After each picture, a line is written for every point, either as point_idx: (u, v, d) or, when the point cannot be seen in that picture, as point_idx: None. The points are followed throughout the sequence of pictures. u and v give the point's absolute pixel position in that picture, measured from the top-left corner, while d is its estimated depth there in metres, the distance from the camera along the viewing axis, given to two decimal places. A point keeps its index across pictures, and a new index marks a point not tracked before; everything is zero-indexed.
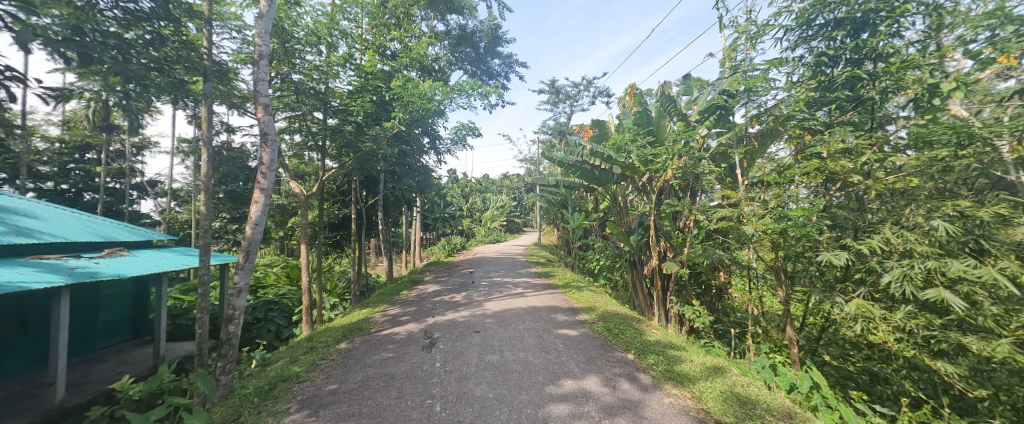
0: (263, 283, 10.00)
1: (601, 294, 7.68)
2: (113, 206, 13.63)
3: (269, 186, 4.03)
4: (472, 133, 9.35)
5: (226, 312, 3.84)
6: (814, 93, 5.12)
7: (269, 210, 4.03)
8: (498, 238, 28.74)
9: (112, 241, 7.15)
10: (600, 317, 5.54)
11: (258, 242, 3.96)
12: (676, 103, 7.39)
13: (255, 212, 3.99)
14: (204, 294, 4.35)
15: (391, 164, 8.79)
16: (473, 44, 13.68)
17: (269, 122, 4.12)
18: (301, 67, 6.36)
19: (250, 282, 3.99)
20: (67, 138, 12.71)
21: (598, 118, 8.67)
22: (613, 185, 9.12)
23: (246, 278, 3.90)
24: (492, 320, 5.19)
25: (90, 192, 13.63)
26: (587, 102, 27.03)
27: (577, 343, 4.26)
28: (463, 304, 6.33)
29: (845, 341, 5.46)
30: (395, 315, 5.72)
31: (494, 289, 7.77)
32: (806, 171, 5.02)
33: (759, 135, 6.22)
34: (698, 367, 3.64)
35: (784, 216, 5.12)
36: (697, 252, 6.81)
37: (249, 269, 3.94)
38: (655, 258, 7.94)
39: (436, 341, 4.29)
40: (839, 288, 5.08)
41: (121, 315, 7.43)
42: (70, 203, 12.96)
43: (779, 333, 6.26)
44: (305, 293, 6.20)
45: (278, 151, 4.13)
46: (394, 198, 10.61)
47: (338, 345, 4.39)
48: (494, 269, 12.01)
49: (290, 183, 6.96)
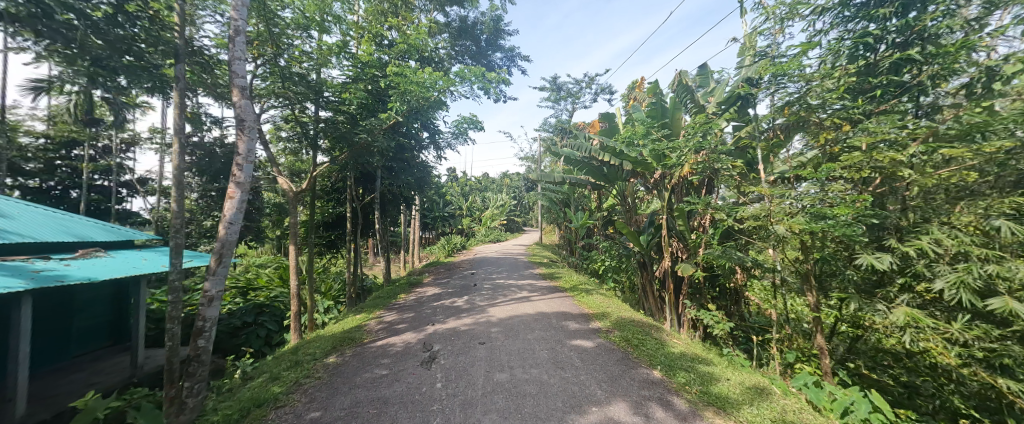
0: (254, 285, 9.51)
1: (611, 297, 7.24)
2: (100, 205, 13.13)
3: (246, 179, 3.55)
4: (473, 126, 8.86)
5: (197, 323, 3.36)
6: (854, 78, 4.66)
7: (246, 207, 3.54)
8: (499, 237, 28.28)
9: (88, 241, 6.65)
10: (615, 325, 5.08)
11: (233, 243, 3.48)
12: (692, 93, 6.90)
13: (230, 208, 3.50)
14: (176, 301, 3.85)
15: (387, 159, 8.30)
16: (474, 36, 13.21)
17: (247, 108, 3.62)
18: (289, 52, 5.93)
19: (224, 289, 3.50)
20: (52, 134, 12.12)
21: (607, 109, 8.13)
22: (623, 183, 8.66)
23: (220, 285, 3.43)
24: (498, 328, 4.71)
25: (76, 190, 13.12)
26: (587, 100, 26.59)
27: (595, 357, 3.79)
28: (466, 309, 5.86)
29: (880, 351, 5.01)
30: (391, 323, 5.23)
31: (497, 292, 7.32)
32: (846, 166, 4.53)
33: (783, 128, 5.71)
34: (737, 388, 3.18)
35: (821, 216, 4.61)
36: (716, 253, 6.34)
37: (223, 274, 3.45)
38: (668, 260, 7.48)
39: (436, 355, 3.82)
40: (879, 294, 4.62)
41: (99, 320, 6.93)
42: (56, 201, 12.48)
43: (804, 341, 5.79)
44: (295, 298, 5.71)
45: (257, 139, 3.65)
46: (392, 196, 10.12)
47: (327, 359, 3.92)
48: (496, 270, 11.51)
49: (277, 177, 6.37)
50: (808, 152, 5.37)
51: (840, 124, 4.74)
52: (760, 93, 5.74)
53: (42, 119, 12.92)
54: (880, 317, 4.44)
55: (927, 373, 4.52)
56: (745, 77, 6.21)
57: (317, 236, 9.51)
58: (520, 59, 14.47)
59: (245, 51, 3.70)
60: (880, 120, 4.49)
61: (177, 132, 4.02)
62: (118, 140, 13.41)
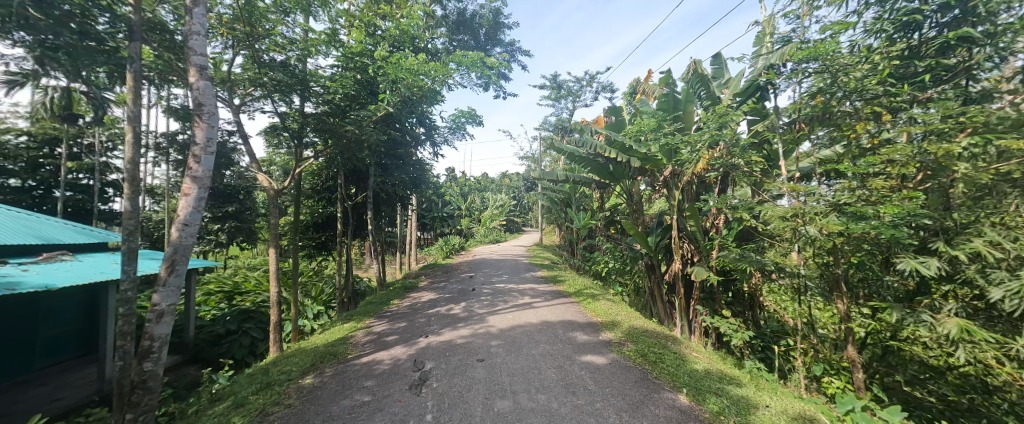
0: (241, 289, 9.02)
1: (619, 303, 6.78)
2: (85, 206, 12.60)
3: (205, 172, 3.10)
4: (472, 120, 8.39)
5: (143, 344, 2.93)
6: (896, 62, 4.17)
7: (203, 206, 3.10)
8: (500, 237, 27.78)
9: (53, 244, 6.13)
10: (627, 336, 4.60)
11: (189, 249, 3.04)
12: (707, 84, 6.39)
13: (185, 207, 3.06)
14: (128, 315, 3.37)
15: (379, 155, 7.81)
16: (472, 29, 12.69)
17: (207, 90, 3.16)
18: (269, 37, 5.41)
19: (176, 303, 3.07)
20: (33, 131, 11.52)
21: (614, 101, 7.62)
22: (629, 181, 8.19)
23: (172, 298, 3.00)
24: (498, 341, 4.22)
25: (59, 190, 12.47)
26: (590, 98, 26.11)
27: (610, 379, 3.31)
28: (464, 318, 5.37)
29: (919, 364, 4.55)
30: (380, 335, 4.74)
31: (497, 297, 6.84)
32: (889, 161, 4.04)
33: (806, 120, 5.22)
34: (780, 418, 2.71)
35: (861, 216, 4.13)
36: (734, 257, 5.88)
37: (176, 286, 3.02)
38: (679, 262, 7.04)
39: (428, 376, 3.33)
40: (922, 304, 4.16)
41: (68, 329, 6.46)
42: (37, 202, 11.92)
43: (831, 352, 5.32)
44: (276, 307, 5.23)
45: (218, 126, 3.21)
46: (387, 195, 9.61)
47: (303, 380, 3.44)
48: (497, 272, 11.07)
49: (258, 174, 5.83)
50: (838, 145, 4.89)
51: (880, 114, 4.25)
52: (785, 81, 5.26)
53: (24, 116, 12.37)
54: (926, 329, 3.97)
55: (974, 390, 4.07)
56: (767, 65, 5.70)
57: (306, 237, 9.00)
58: (521, 54, 13.93)
59: (206, 25, 3.24)
60: (926, 108, 4.01)
61: (132, 118, 3.44)
62: (104, 138, 12.85)
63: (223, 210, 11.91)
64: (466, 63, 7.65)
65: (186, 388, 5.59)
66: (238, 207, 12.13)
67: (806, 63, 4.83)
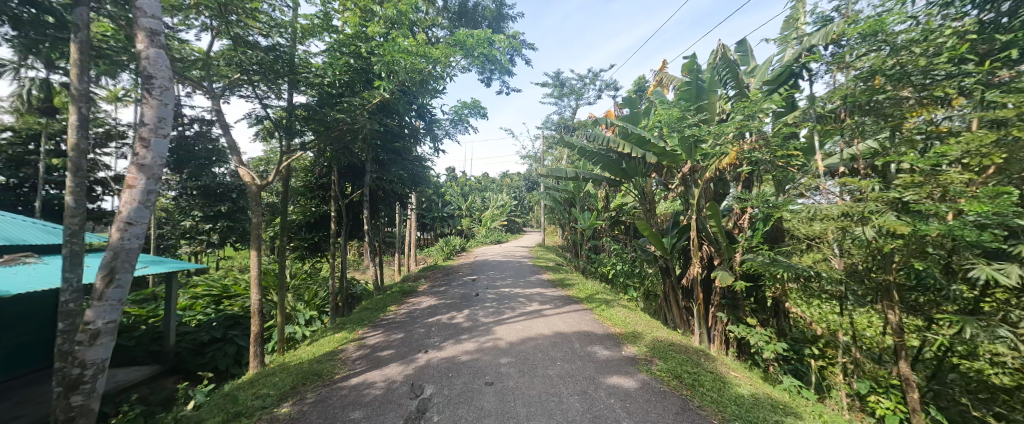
0: (230, 293, 8.51)
1: (635, 309, 6.25)
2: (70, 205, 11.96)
3: (153, 160, 2.86)
4: (476, 112, 7.87)
5: (73, 371, 2.65)
6: (976, 37, 3.65)
7: (150, 200, 2.86)
8: (500, 238, 27.17)
9: (18, 246, 5.57)
10: (653, 351, 4.08)
11: (134, 251, 2.81)
12: (735, 68, 5.80)
13: (129, 201, 2.79)
14: (71, 331, 2.86)
15: (376, 149, 7.28)
16: (475, 21, 12.13)
17: (159, 60, 2.90)
18: (247, 9, 4.81)
19: (117, 320, 2.80)
20: (15, 126, 10.30)
21: (630, 91, 7.07)
22: (644, 179, 7.66)
23: (111, 314, 2.75)
24: (508, 359, 3.68)
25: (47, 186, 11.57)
26: (592, 96, 25.60)
27: (646, 410, 2.78)
28: (467, 328, 4.83)
29: (980, 382, 4.11)
30: (373, 349, 4.20)
31: (502, 303, 6.32)
32: (965, 151, 3.51)
33: (852, 108, 4.70)
34: None
35: (931, 217, 3.62)
36: (766, 262, 5.36)
37: (116, 300, 2.76)
38: (698, 266, 6.52)
39: (429, 407, 2.79)
40: (996, 317, 3.69)
41: (38, 337, 5.93)
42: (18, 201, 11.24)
43: (875, 367, 4.82)
44: (258, 316, 4.72)
45: (169, 102, 2.94)
46: (384, 193, 9.06)
47: (278, 410, 2.90)
48: (500, 275, 10.49)
49: (239, 168, 5.29)
50: (879, 136, 4.40)
51: (951, 96, 3.74)
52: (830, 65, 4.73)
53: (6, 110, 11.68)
54: (1006, 346, 3.48)
55: None
56: (806, 46, 5.16)
57: (298, 238, 8.44)
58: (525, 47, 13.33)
59: None
60: (1007, 89, 3.47)
61: (75, 96, 2.88)
62: None
63: (215, 209, 11.27)
64: (471, 45, 7.07)
65: (159, 406, 5.04)
66: (230, 206, 11.51)
67: (857, 42, 4.29)
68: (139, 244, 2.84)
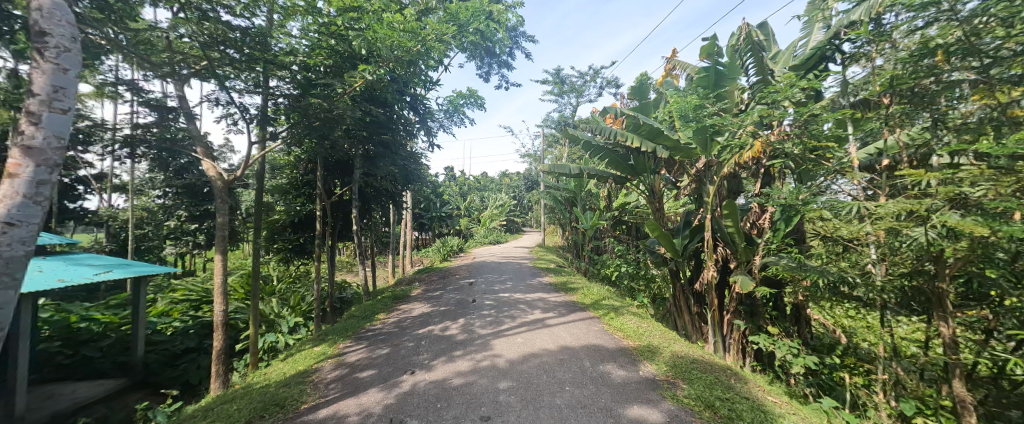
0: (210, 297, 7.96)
1: (646, 317, 5.72)
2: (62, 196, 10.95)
3: (46, 140, 2.38)
4: (473, 101, 7.32)
5: None
6: None
7: (42, 192, 2.35)
8: (500, 238, 26.45)
9: None
10: (676, 371, 3.53)
11: (20, 258, 2.28)
12: (760, 49, 5.23)
13: (9, 196, 2.25)
14: None
15: (362, 141, 6.69)
16: None
17: (56, 12, 2.48)
18: None
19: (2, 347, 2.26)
20: None
21: (641, 79, 6.61)
22: (653, 175, 7.12)
23: None
24: (508, 383, 3.14)
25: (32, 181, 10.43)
26: (594, 94, 24.99)
27: None
28: (461, 342, 4.29)
29: None
30: (352, 368, 3.65)
31: (500, 311, 5.78)
32: None
33: (899, 92, 4.18)
34: None
35: (1003, 216, 3.09)
36: (792, 267, 4.84)
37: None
38: (714, 269, 5.97)
39: None
40: None
41: None
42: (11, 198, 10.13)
43: (922, 385, 4.26)
44: (219, 330, 4.36)
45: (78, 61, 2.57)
46: (375, 191, 8.49)
47: None
48: (499, 278, 9.92)
49: (203, 161, 4.77)
50: (921, 125, 4.03)
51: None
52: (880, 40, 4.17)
53: None
54: None
55: None
56: (846, 23, 4.63)
57: (282, 238, 7.91)
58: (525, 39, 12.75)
59: None
60: None
61: None
62: None
63: (201, 208, 10.71)
64: (465, 17, 6.43)
65: None
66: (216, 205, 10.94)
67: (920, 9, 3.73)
68: (25, 250, 2.31)
